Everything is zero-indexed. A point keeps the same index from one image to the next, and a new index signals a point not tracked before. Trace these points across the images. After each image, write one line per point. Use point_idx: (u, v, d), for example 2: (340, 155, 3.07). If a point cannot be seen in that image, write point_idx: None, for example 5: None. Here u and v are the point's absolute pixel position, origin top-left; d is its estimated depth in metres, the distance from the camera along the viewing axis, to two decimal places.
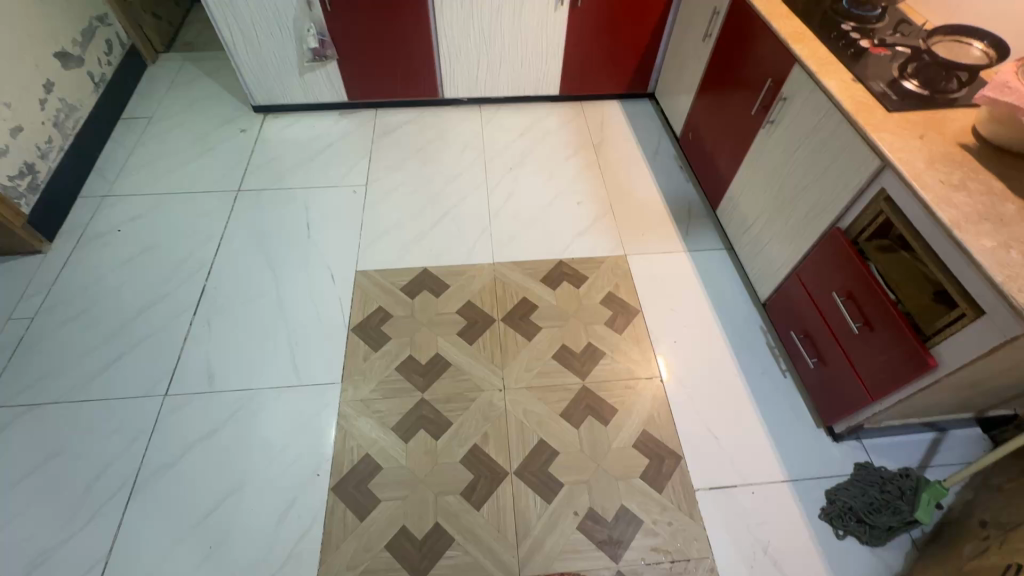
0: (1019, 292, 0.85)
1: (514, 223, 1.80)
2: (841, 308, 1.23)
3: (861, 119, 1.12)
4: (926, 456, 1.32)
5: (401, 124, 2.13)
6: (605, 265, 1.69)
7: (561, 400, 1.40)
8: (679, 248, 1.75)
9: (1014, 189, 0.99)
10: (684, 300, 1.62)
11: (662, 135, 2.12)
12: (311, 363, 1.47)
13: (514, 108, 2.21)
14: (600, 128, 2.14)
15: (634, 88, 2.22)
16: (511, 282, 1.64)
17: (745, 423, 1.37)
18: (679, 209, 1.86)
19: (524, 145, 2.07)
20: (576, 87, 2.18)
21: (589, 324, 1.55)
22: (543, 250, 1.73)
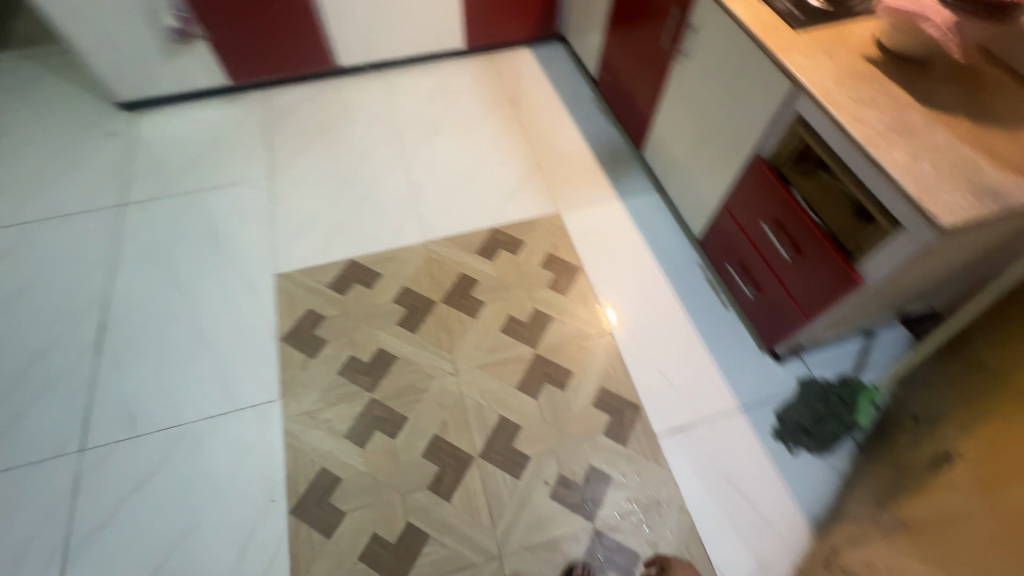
0: (931, 201, 0.86)
1: (439, 195, 1.70)
2: (771, 237, 1.25)
3: (769, 42, 1.09)
4: (859, 361, 1.40)
5: (297, 102, 1.93)
6: (540, 225, 1.64)
7: (516, 373, 1.37)
8: (611, 196, 1.71)
9: (918, 97, 1.00)
10: (622, 249, 1.60)
11: (579, 79, 2.04)
12: (244, 383, 1.35)
13: (420, 68, 2.04)
14: (514, 80, 2.02)
15: (543, 31, 2.10)
16: (446, 259, 1.56)
17: (696, 361, 1.40)
18: (606, 155, 1.81)
19: (437, 109, 1.92)
20: (482, 37, 2.04)
21: (532, 290, 1.51)
22: (474, 220, 1.65)
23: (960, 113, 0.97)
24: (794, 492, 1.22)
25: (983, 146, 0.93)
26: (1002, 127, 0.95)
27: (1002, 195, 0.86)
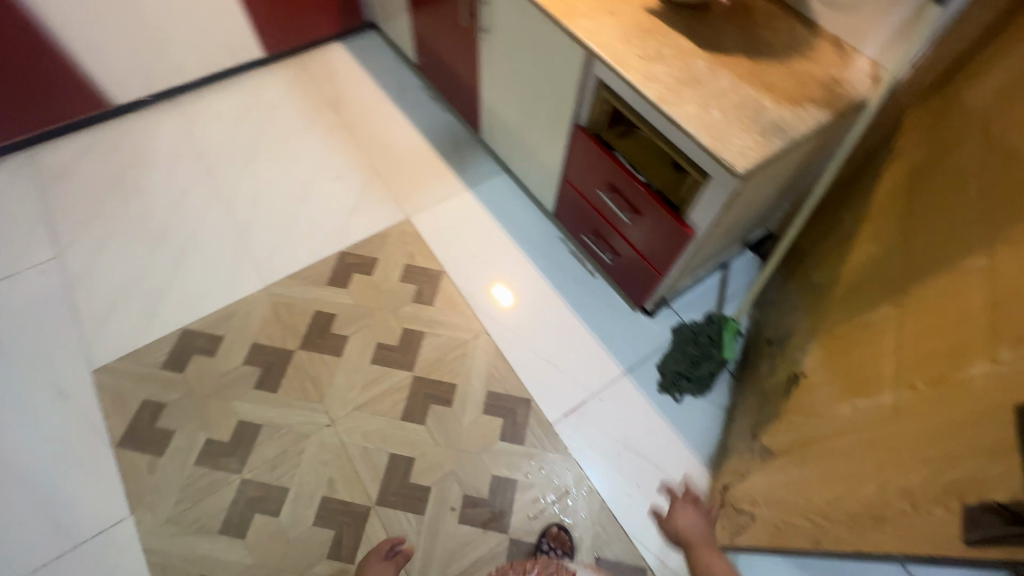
0: (726, 149, 0.86)
1: (272, 229, 1.52)
2: (609, 202, 1.24)
3: (553, 8, 1.03)
4: (720, 295, 1.47)
5: (72, 157, 1.61)
6: (391, 236, 1.52)
7: (398, 403, 1.28)
8: (459, 188, 1.62)
9: (700, 43, 1.00)
10: (482, 241, 1.53)
11: (401, 67, 1.89)
12: (81, 511, 1.14)
13: (218, 89, 1.78)
14: (331, 81, 1.84)
15: (350, 22, 1.91)
16: (295, 299, 1.41)
17: (575, 337, 1.39)
18: (446, 145, 1.71)
19: (249, 131, 1.70)
20: (281, 40, 1.81)
21: (397, 309, 1.41)
22: (318, 247, 1.49)
23: (740, 53, 0.99)
24: (686, 438, 1.27)
25: (763, 82, 0.95)
26: (777, 60, 0.99)
27: (785, 129, 0.89)
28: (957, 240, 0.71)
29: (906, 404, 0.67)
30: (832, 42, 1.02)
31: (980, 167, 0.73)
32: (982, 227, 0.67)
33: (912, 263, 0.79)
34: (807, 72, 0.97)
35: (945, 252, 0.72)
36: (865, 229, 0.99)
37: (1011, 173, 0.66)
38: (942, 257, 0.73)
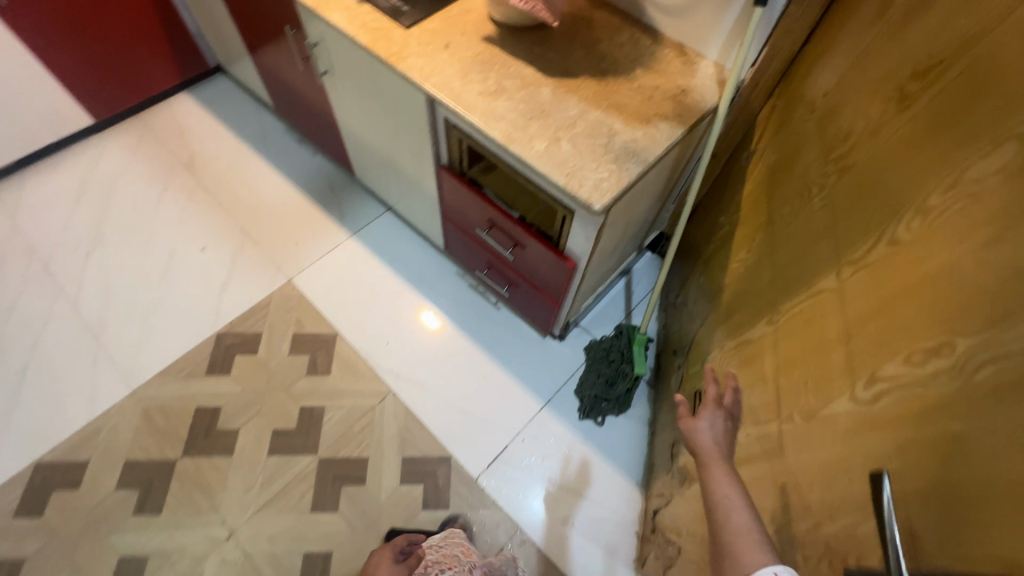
0: (582, 186, 0.81)
1: (132, 323, 1.34)
2: (491, 239, 1.17)
3: (382, 51, 0.94)
4: (626, 305, 1.44)
5: None
6: (273, 305, 1.38)
7: (306, 493, 1.16)
8: (341, 238, 1.50)
9: (543, 69, 0.94)
10: (374, 292, 1.42)
11: (260, 111, 1.73)
12: None
13: (43, 168, 1.55)
14: (180, 139, 1.65)
15: (191, 69, 1.72)
16: (169, 400, 1.24)
17: (488, 379, 1.32)
18: (321, 191, 1.58)
19: (89, 213, 1.49)
20: (112, 102, 1.60)
21: (291, 387, 1.28)
22: (189, 334, 1.33)
23: (584, 74, 0.94)
24: (614, 462, 1.24)
25: (612, 103, 0.91)
26: (623, 76, 0.95)
27: (639, 152, 0.85)
28: (812, 257, 0.69)
29: (788, 439, 0.65)
30: (675, 49, 1.00)
31: (821, 175, 0.71)
32: (830, 243, 0.65)
33: (778, 277, 0.78)
34: (654, 86, 0.94)
35: (803, 268, 0.70)
36: (738, 235, 0.98)
37: (848, 186, 0.64)
38: (801, 274, 0.71)
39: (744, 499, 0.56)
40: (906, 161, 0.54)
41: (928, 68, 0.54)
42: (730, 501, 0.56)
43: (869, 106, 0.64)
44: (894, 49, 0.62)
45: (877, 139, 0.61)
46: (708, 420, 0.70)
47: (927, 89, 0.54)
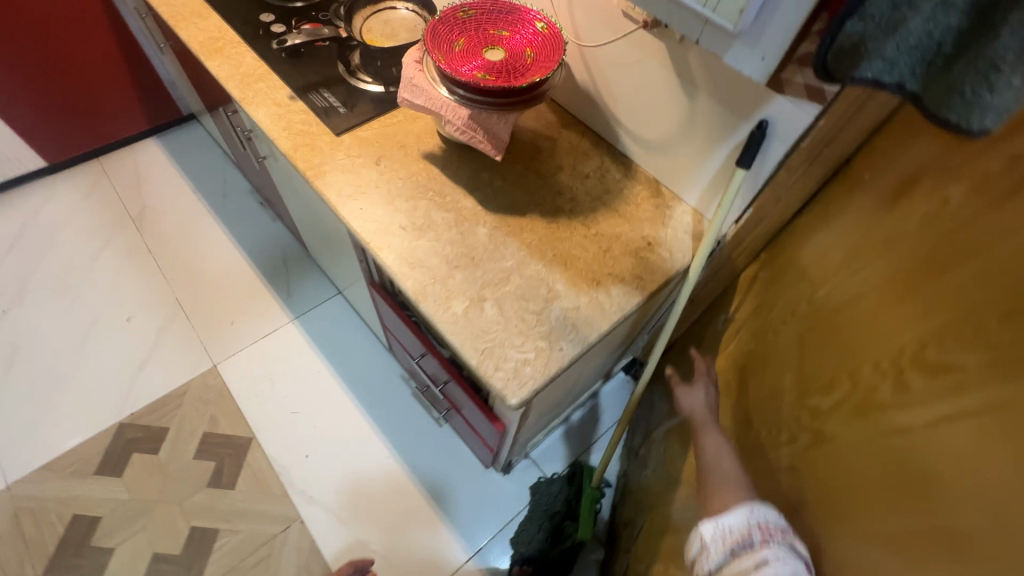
0: (497, 370, 0.65)
1: (30, 400, 1.20)
2: (423, 366, 1.01)
3: (301, 161, 0.80)
4: (586, 438, 1.26)
5: None
6: (189, 394, 1.24)
7: None
8: (281, 322, 1.36)
9: (485, 202, 0.80)
10: (304, 390, 1.27)
11: (228, 165, 1.62)
12: None
13: None
14: (135, 189, 1.54)
15: (161, 115, 1.62)
16: (46, 502, 1.09)
17: (412, 513, 1.15)
18: (272, 263, 1.45)
19: (18, 264, 1.38)
20: (69, 145, 1.51)
21: (185, 500, 1.12)
22: (88, 421, 1.19)
23: (533, 213, 0.79)
24: None
25: (558, 255, 0.75)
26: (580, 218, 0.79)
27: (578, 329, 0.69)
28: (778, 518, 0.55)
29: None
30: (649, 187, 0.84)
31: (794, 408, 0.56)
32: (799, 518, 0.52)
33: None
34: (614, 235, 0.78)
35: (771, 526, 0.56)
36: None
37: (824, 453, 0.50)
38: None
39: (728, 450, 0.62)
40: (900, 491, 0.40)
41: (938, 365, 0.39)
42: (718, 452, 0.61)
43: (859, 354, 0.49)
44: (897, 290, 0.47)
45: (859, 411, 0.46)
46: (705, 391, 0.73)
47: (929, 399, 0.39)
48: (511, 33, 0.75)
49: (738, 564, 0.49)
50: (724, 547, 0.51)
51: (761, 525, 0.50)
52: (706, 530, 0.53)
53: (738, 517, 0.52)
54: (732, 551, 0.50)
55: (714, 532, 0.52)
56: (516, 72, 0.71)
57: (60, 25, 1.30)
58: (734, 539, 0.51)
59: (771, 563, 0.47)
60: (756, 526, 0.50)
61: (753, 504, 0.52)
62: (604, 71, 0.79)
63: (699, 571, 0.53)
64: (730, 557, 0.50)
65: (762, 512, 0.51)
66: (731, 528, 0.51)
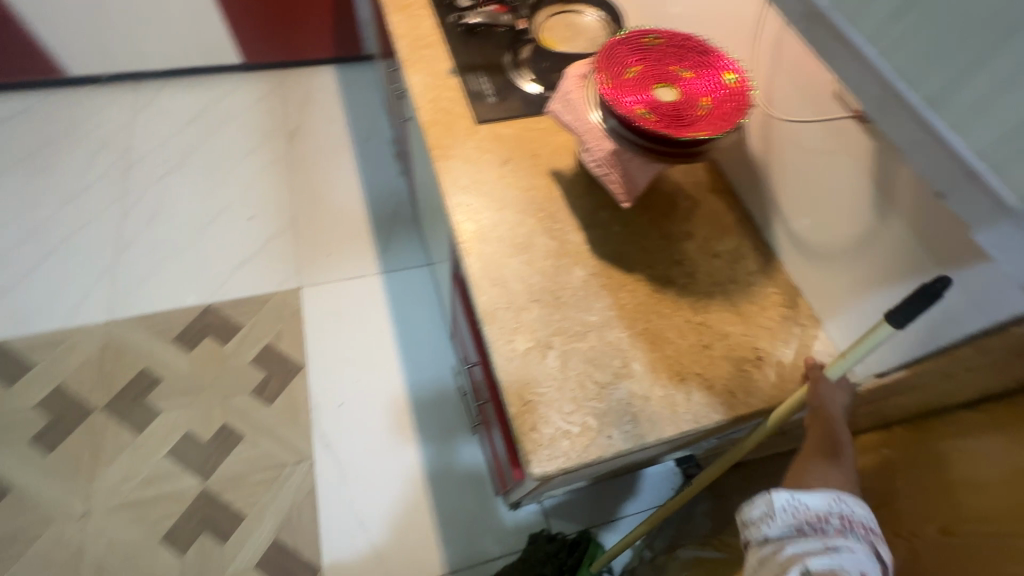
0: (533, 429, 0.59)
1: (152, 256, 1.36)
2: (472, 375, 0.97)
3: (431, 138, 0.79)
4: (605, 512, 1.15)
5: (11, 119, 1.54)
6: (270, 304, 1.32)
7: (167, 517, 1.07)
8: (368, 271, 1.40)
9: (594, 243, 0.72)
10: (363, 343, 1.29)
11: (381, 112, 1.70)
12: None
13: (183, 84, 1.66)
14: (301, 107, 1.68)
15: (346, 49, 1.75)
16: (130, 348, 1.23)
17: (410, 504, 1.13)
18: (383, 214, 1.50)
19: (190, 138, 1.57)
20: (265, 51, 1.68)
21: (229, 396, 1.20)
22: (186, 293, 1.32)
23: (639, 273, 0.70)
24: None
25: (649, 331, 0.66)
26: (690, 299, 0.69)
27: (638, 423, 0.60)
28: None
29: None
30: (784, 294, 0.71)
31: None
32: None
33: None
34: (721, 332, 0.67)
35: None
36: None
37: None
38: None
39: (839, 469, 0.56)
40: None
41: None
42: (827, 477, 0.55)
43: None
44: None
45: None
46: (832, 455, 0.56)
47: None
48: (694, 74, 0.66)
49: (805, 538, 0.49)
50: (794, 520, 0.51)
51: (844, 515, 0.50)
52: (777, 498, 0.52)
53: (819, 500, 0.51)
54: (802, 527, 0.50)
55: (786, 503, 0.52)
56: (681, 121, 0.63)
57: None
58: (809, 517, 0.50)
59: (846, 550, 0.47)
60: (836, 514, 0.50)
61: (839, 493, 0.52)
62: (785, 147, 0.67)
63: (752, 532, 0.53)
64: (797, 531, 0.50)
65: (848, 504, 0.51)
66: (809, 508, 0.51)
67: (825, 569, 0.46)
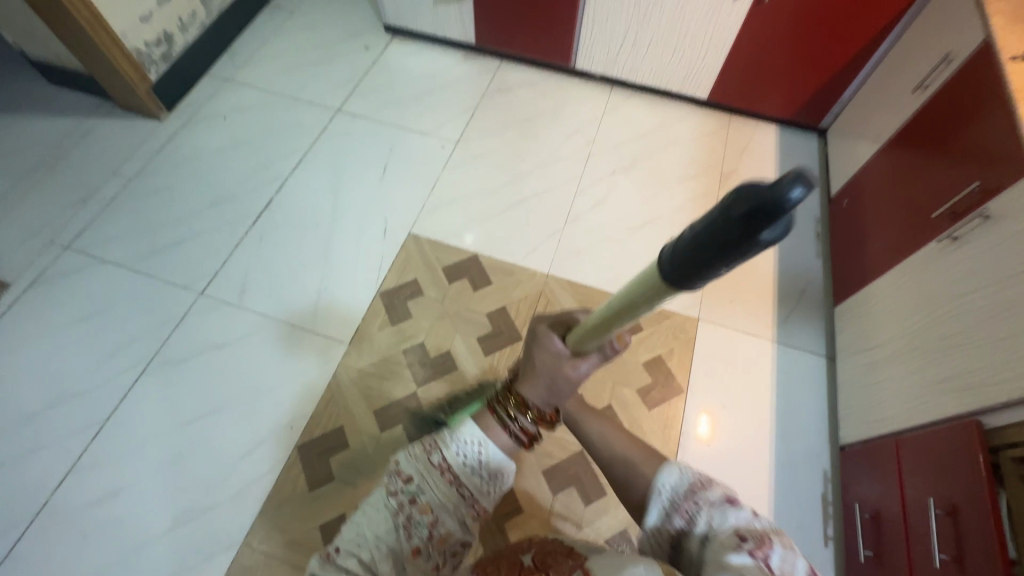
0: None
1: (589, 236, 1.58)
2: (931, 519, 0.91)
3: None
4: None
5: (518, 85, 1.92)
6: (670, 321, 1.44)
7: (551, 456, 1.25)
8: (764, 334, 1.42)
9: None
10: (743, 401, 1.33)
11: (813, 186, 1.70)
12: (331, 314, 1.43)
13: (646, 101, 1.89)
14: (738, 155, 1.77)
15: (803, 118, 1.78)
16: (557, 304, 1.46)
17: None
18: (792, 287, 1.50)
19: (640, 148, 1.78)
20: (730, 95, 1.80)
21: (619, 384, 1.34)
22: (607, 279, 1.51)
23: None
24: None
25: None
26: None
27: None
28: None
29: None
30: None
31: None
32: None
33: None
34: None
35: None
36: None
37: None
38: None
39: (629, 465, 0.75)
40: None
41: None
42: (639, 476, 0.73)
43: None
44: None
45: None
46: (587, 359, 0.74)
47: None
48: None
49: (473, 477, 0.73)
50: (477, 468, 0.73)
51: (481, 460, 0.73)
52: (477, 443, 0.73)
53: (500, 460, 0.74)
54: (482, 471, 0.73)
55: (478, 451, 0.73)
56: None
57: (840, 21, 1.49)
58: (484, 469, 0.73)
59: (471, 471, 0.72)
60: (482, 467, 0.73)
61: (483, 442, 0.73)
62: None
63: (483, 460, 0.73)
64: (478, 471, 0.73)
65: (486, 452, 0.73)
66: (489, 463, 0.73)
67: (473, 478, 0.73)
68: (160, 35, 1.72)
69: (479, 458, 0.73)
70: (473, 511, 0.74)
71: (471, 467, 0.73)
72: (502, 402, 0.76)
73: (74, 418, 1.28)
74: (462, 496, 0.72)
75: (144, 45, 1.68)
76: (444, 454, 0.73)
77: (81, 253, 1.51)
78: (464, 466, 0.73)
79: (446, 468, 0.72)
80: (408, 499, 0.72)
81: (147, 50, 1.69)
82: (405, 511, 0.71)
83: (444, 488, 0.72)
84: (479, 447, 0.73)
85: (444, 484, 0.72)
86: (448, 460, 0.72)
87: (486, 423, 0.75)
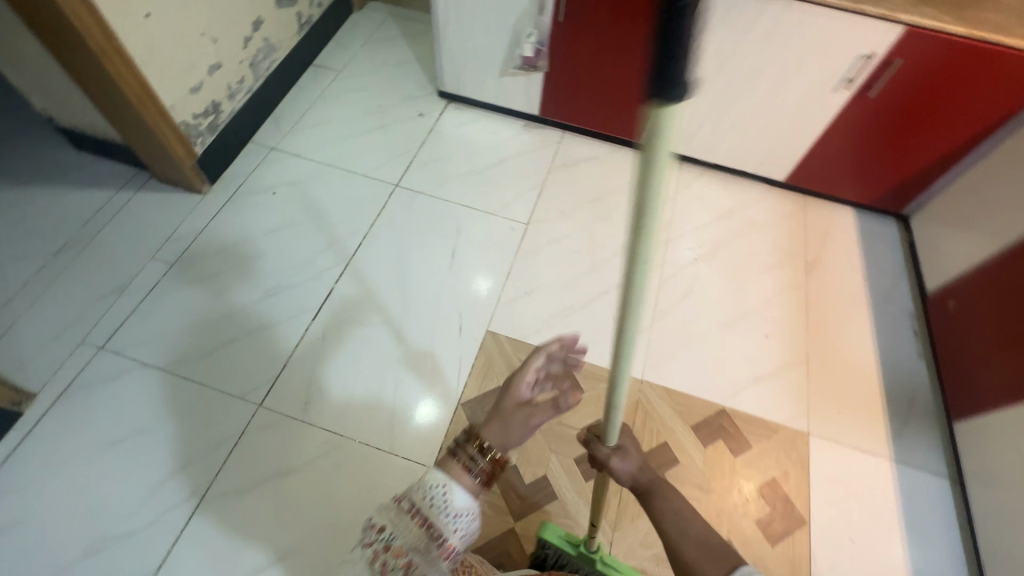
0: None
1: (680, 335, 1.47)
2: None
3: None
4: None
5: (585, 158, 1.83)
6: (779, 436, 1.32)
7: None
8: (881, 453, 1.32)
9: None
10: (871, 533, 1.22)
11: (901, 278, 1.63)
12: (410, 429, 1.28)
13: (719, 179, 1.81)
14: (821, 240, 1.69)
15: (885, 204, 1.71)
16: (657, 416, 1.33)
17: None
18: (901, 394, 1.41)
19: (720, 232, 1.69)
20: (811, 179, 1.73)
21: (735, 513, 1.22)
22: (706, 386, 1.39)
23: None
24: None
25: None
26: None
27: None
28: None
29: None
30: None
31: None
32: None
33: None
34: None
35: None
36: None
37: None
38: None
39: None
40: None
41: None
42: None
43: None
44: None
45: None
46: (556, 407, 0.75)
47: None
48: None
49: (439, 520, 0.64)
50: (444, 508, 0.65)
51: (446, 499, 0.65)
52: (439, 483, 0.67)
53: (465, 500, 0.67)
54: (448, 510, 0.65)
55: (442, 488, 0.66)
56: None
57: (946, 116, 1.43)
58: (451, 508, 0.65)
59: (437, 511, 0.64)
60: (450, 509, 0.65)
61: (444, 479, 0.67)
62: None
63: (446, 495, 0.65)
64: (444, 511, 0.65)
65: (451, 492, 0.66)
66: (455, 501, 0.66)
67: (441, 520, 0.64)
68: (208, 105, 1.58)
69: (445, 497, 0.65)
70: (445, 553, 0.62)
71: (440, 509, 0.65)
72: (465, 445, 0.70)
73: (120, 567, 1.11)
74: (434, 538, 0.62)
75: (192, 117, 1.54)
76: (409, 498, 0.65)
77: (118, 356, 1.33)
78: (434, 508, 0.64)
79: (416, 510, 0.63)
80: (383, 545, 0.59)
81: (194, 121, 1.55)
82: (381, 557, 0.58)
83: (415, 530, 0.62)
84: (445, 487, 0.66)
85: (416, 524, 0.62)
86: (417, 503, 0.64)
87: (447, 465, 0.69)
